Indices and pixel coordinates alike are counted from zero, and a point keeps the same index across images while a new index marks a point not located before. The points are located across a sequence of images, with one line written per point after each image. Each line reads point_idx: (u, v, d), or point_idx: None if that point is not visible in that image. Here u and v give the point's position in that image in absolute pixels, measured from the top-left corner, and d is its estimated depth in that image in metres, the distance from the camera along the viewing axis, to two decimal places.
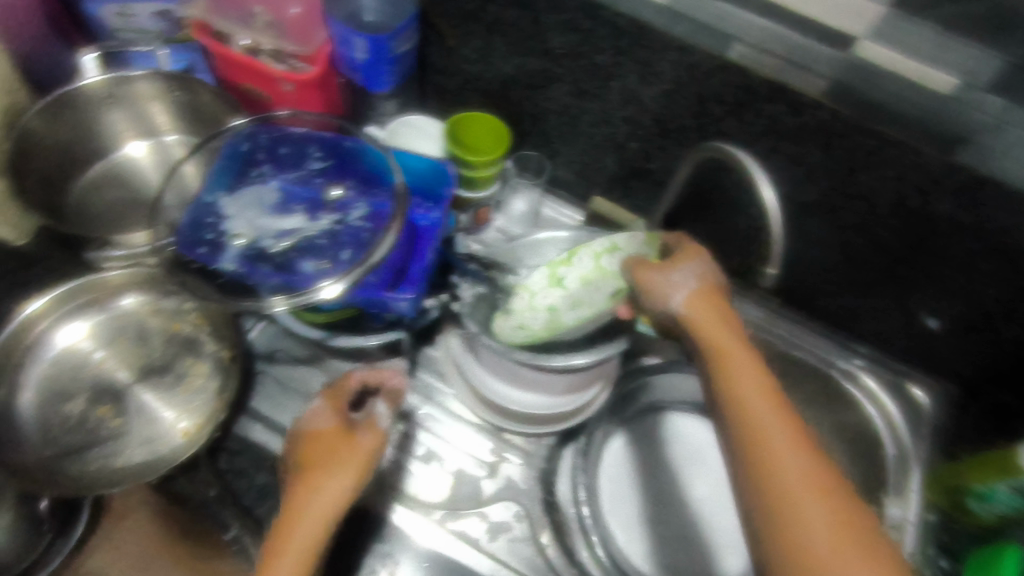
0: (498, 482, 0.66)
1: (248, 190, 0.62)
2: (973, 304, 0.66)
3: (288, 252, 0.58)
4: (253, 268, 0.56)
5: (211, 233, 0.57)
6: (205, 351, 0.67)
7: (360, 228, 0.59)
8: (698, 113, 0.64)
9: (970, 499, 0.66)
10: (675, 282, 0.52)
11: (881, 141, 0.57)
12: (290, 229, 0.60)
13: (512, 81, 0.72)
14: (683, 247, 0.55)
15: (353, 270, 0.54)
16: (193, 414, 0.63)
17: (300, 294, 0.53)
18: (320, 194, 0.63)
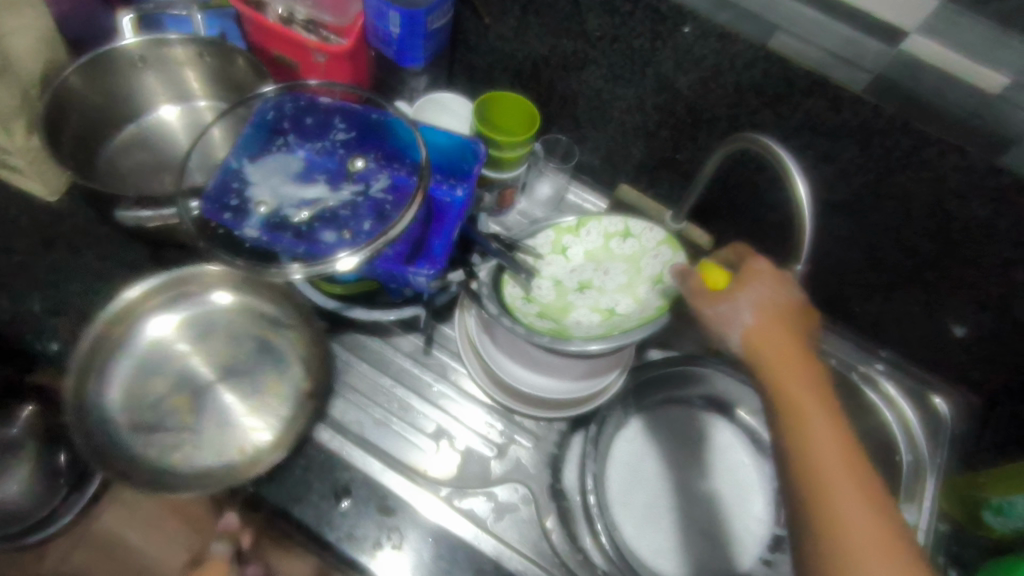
0: (506, 464, 0.65)
1: (272, 158, 0.60)
2: (1005, 312, 0.64)
3: (309, 220, 0.57)
4: (277, 236, 0.55)
5: (235, 199, 0.57)
6: (281, 356, 0.66)
7: (382, 201, 0.58)
8: (734, 103, 0.63)
9: (985, 512, 0.64)
10: (736, 312, 0.52)
11: (922, 141, 0.55)
12: (312, 198, 0.58)
13: (545, 62, 0.71)
14: (751, 269, 0.54)
15: (375, 241, 0.55)
16: (270, 420, 0.63)
17: (318, 263, 0.54)
18: (342, 164, 0.61)
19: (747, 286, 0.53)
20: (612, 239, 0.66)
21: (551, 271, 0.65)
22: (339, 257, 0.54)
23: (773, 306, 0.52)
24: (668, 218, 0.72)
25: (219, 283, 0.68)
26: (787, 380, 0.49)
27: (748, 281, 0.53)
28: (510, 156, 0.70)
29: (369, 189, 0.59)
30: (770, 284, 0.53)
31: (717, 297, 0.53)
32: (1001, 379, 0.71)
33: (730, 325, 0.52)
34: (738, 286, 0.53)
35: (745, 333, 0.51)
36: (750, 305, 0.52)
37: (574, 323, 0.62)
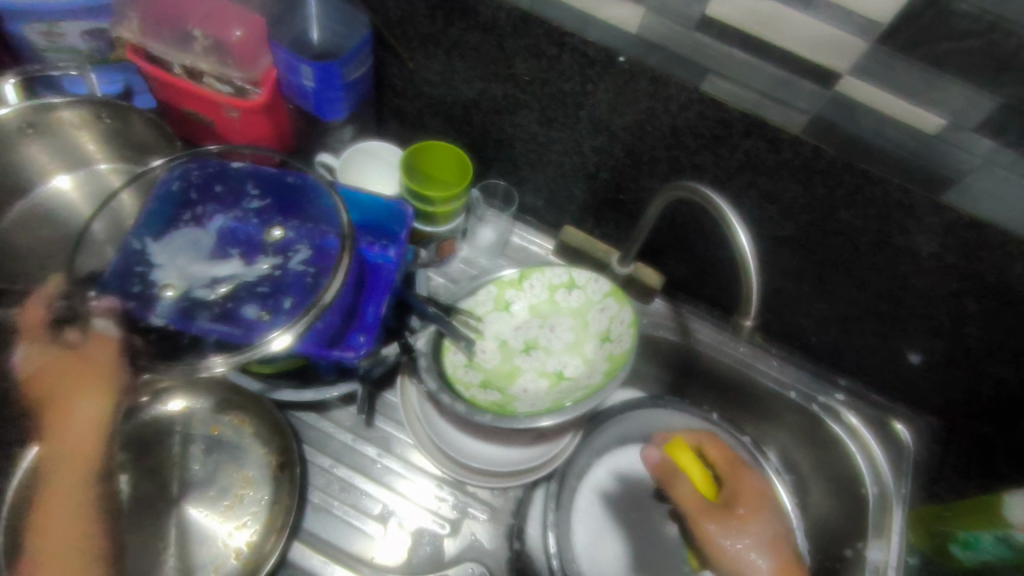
0: (460, 541, 0.61)
1: (182, 231, 0.55)
2: (957, 342, 0.64)
3: (224, 305, 0.51)
4: (190, 323, 0.49)
5: (139, 285, 0.50)
6: (249, 457, 0.60)
7: (306, 273, 0.53)
8: (672, 144, 0.60)
9: (951, 544, 0.63)
10: (750, 553, 0.54)
11: (864, 180, 0.54)
12: (227, 275, 0.53)
13: (476, 106, 0.68)
14: (742, 493, 0.57)
15: (301, 316, 0.50)
16: (246, 531, 0.56)
17: (243, 351, 0.48)
18: (259, 234, 0.56)
19: (754, 518, 0.56)
20: (556, 291, 0.62)
21: (494, 333, 0.62)
22: (270, 337, 0.49)
23: (778, 542, 0.55)
24: (615, 262, 0.70)
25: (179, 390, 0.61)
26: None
27: (751, 507, 0.56)
28: (443, 211, 0.66)
29: (290, 264, 0.54)
30: (768, 511, 0.57)
31: (724, 522, 0.55)
32: (957, 403, 0.70)
33: (747, 562, 0.54)
34: (747, 514, 0.56)
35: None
36: (760, 543, 0.54)
37: (521, 391, 0.59)
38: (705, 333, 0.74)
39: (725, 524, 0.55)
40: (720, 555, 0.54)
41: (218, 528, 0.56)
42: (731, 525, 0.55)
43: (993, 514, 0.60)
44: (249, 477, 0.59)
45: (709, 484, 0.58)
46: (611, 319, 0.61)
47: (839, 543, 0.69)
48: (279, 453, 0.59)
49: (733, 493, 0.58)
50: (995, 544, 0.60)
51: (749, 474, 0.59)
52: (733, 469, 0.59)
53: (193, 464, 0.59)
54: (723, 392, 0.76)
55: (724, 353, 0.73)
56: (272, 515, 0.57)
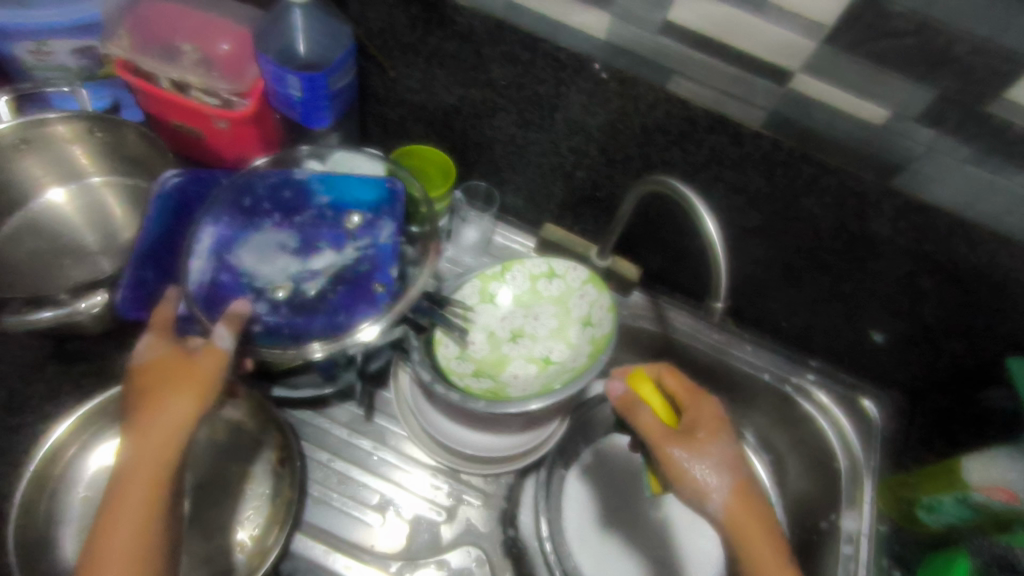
0: (457, 527, 0.64)
1: (264, 233, 0.57)
2: (915, 320, 0.68)
3: (325, 302, 0.55)
4: (302, 319, 0.54)
5: (253, 294, 0.55)
6: (249, 455, 0.62)
7: (395, 247, 0.57)
8: (643, 142, 0.64)
9: (917, 510, 0.67)
10: (710, 472, 0.55)
11: (821, 169, 0.58)
12: (322, 267, 0.56)
13: (457, 111, 0.71)
14: (703, 420, 0.58)
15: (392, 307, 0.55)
16: (249, 524, 0.58)
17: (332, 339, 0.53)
18: (339, 222, 0.58)
19: (714, 442, 0.56)
20: (538, 281, 0.66)
21: (481, 324, 0.65)
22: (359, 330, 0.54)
23: (738, 464, 0.56)
24: (596, 255, 0.74)
25: None
26: (752, 533, 0.54)
27: (711, 431, 0.57)
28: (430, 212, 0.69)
29: (379, 252, 0.57)
30: (726, 435, 0.57)
31: (687, 446, 0.56)
32: (918, 378, 0.75)
33: (707, 481, 0.55)
34: (707, 438, 0.57)
35: (723, 494, 0.55)
36: (721, 464, 0.55)
37: (511, 378, 0.62)
38: (682, 322, 0.78)
39: (685, 447, 0.56)
40: (681, 476, 0.55)
41: (221, 525, 0.58)
42: (692, 448, 0.56)
43: (952, 476, 0.64)
44: (250, 473, 0.61)
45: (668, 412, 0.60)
46: (591, 304, 0.64)
47: (814, 515, 0.73)
48: (279, 448, 0.61)
49: (694, 420, 0.58)
50: (956, 507, 0.64)
51: (707, 400, 0.59)
52: (692, 395, 0.60)
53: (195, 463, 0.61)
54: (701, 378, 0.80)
55: (700, 339, 0.77)
56: (274, 508, 0.59)
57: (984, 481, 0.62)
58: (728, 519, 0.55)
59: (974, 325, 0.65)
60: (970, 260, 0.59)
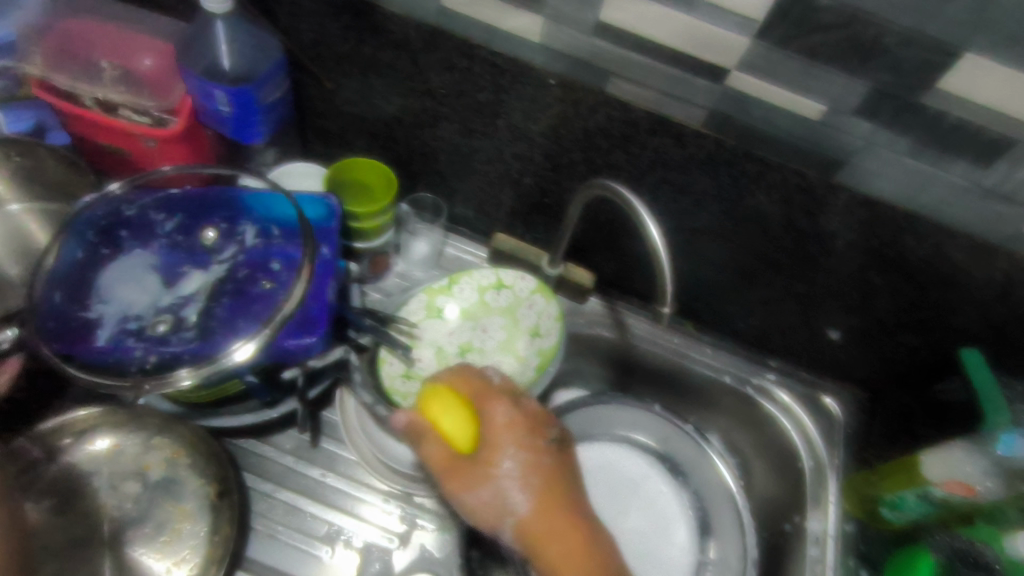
0: (411, 553, 0.61)
1: (115, 279, 0.55)
2: (868, 314, 0.68)
3: (207, 318, 0.53)
4: (201, 343, 0.51)
5: (133, 336, 0.52)
6: (184, 490, 0.58)
7: (270, 246, 0.57)
8: (586, 146, 0.62)
9: (881, 508, 0.66)
10: (502, 492, 0.52)
11: (763, 166, 0.57)
12: (195, 289, 0.55)
13: (397, 121, 0.69)
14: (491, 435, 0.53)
15: (275, 316, 0.50)
16: (185, 564, 0.55)
17: (208, 362, 0.48)
18: (195, 244, 0.57)
19: (505, 457, 0.53)
20: (486, 293, 0.64)
21: (428, 340, 0.62)
22: (232, 350, 0.49)
23: (539, 472, 0.53)
24: (545, 264, 0.72)
25: (108, 426, 0.58)
26: (556, 543, 0.51)
27: (499, 447, 0.53)
28: (373, 226, 0.67)
29: (250, 256, 0.56)
30: (522, 442, 0.54)
31: (474, 473, 0.52)
32: (876, 373, 0.74)
33: (507, 503, 0.52)
34: (495, 456, 0.52)
35: (519, 511, 0.52)
36: (514, 478, 0.52)
37: None
38: (640, 327, 0.77)
39: (474, 473, 0.52)
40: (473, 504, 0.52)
41: (156, 567, 0.55)
42: (478, 475, 0.52)
43: (913, 472, 0.63)
44: (186, 510, 0.57)
45: (468, 429, 0.52)
46: (540, 314, 0.63)
47: (781, 518, 0.73)
48: (216, 480, 0.57)
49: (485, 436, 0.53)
50: (918, 503, 0.63)
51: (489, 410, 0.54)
52: (486, 399, 0.55)
53: (126, 501, 0.57)
54: (663, 381, 0.80)
55: (659, 347, 0.77)
56: (212, 544, 0.55)
57: (943, 476, 0.60)
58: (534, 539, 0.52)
59: (925, 318, 0.65)
60: (916, 253, 0.59)
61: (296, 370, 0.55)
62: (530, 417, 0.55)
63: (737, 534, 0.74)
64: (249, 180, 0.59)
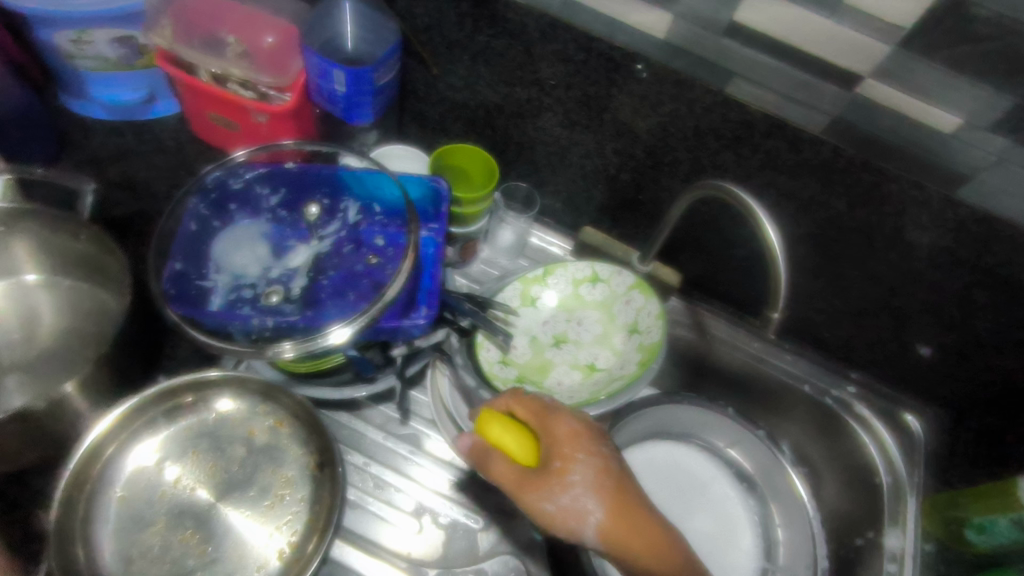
0: (493, 535, 0.62)
1: (226, 249, 0.56)
2: (965, 332, 0.66)
3: (317, 291, 0.53)
4: (312, 312, 0.52)
5: (246, 305, 0.52)
6: (288, 458, 0.60)
7: (373, 225, 0.58)
8: (693, 145, 0.62)
9: (968, 531, 0.65)
10: (581, 503, 0.48)
11: (881, 177, 0.56)
12: (301, 263, 0.55)
13: (500, 109, 0.70)
14: (558, 443, 0.50)
15: (382, 294, 0.52)
16: (287, 530, 0.56)
17: (307, 339, 0.49)
18: (299, 219, 0.58)
19: (577, 464, 0.49)
20: (581, 286, 0.65)
21: (525, 329, 0.63)
22: (331, 330, 0.48)
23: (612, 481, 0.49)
24: (636, 260, 0.72)
25: (228, 390, 0.61)
26: (639, 548, 0.48)
27: (568, 454, 0.49)
28: (473, 212, 0.67)
29: (352, 233, 0.57)
30: (589, 449, 0.50)
31: (545, 485, 0.48)
32: (964, 395, 0.73)
33: (583, 515, 0.48)
34: (567, 464, 0.49)
35: (599, 523, 0.48)
36: (589, 488, 0.48)
37: (556, 384, 0.61)
38: (720, 329, 0.78)
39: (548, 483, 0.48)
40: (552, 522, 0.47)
41: (259, 531, 0.56)
42: (553, 486, 0.48)
43: (1008, 497, 0.62)
44: (289, 477, 0.59)
45: (526, 446, 0.51)
46: (638, 310, 0.63)
47: (852, 532, 0.73)
48: (317, 452, 0.59)
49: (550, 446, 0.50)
50: (1010, 529, 0.62)
51: (556, 419, 0.52)
52: (546, 416, 0.52)
53: (235, 465, 0.59)
54: (740, 385, 0.80)
55: (742, 352, 0.77)
56: (315, 513, 0.57)
57: None
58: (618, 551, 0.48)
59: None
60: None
61: (403, 348, 0.57)
62: (592, 425, 0.52)
63: (807, 539, 0.74)
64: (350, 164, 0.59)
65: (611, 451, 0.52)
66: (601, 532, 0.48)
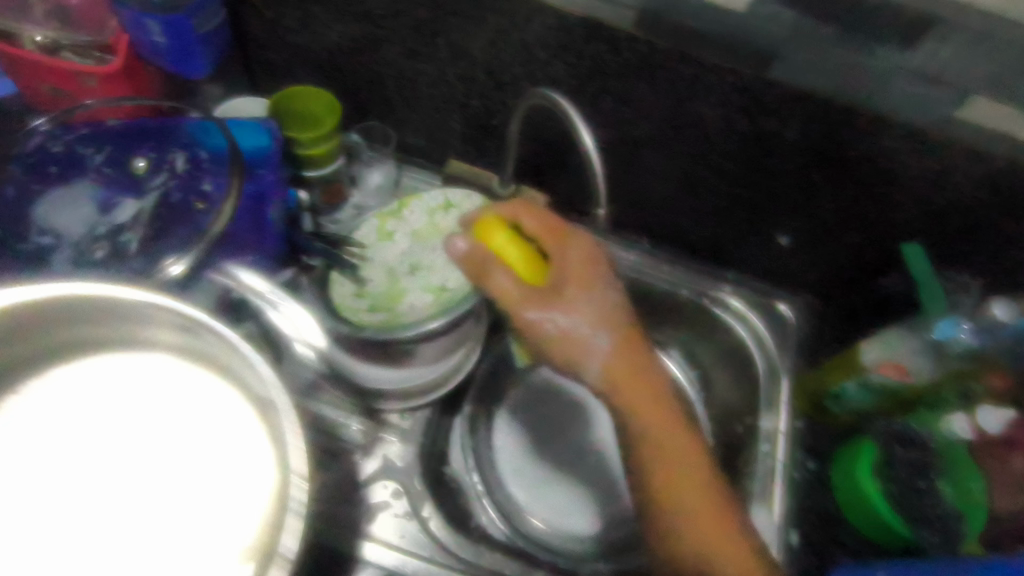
0: (375, 463, 0.64)
1: (50, 211, 0.55)
2: (813, 216, 0.69)
3: (145, 241, 0.54)
4: (143, 265, 0.52)
5: (76, 266, 0.53)
6: None
7: (202, 171, 0.57)
8: (525, 60, 0.62)
9: (828, 402, 0.68)
10: (577, 327, 0.50)
11: (697, 69, 0.58)
12: (129, 218, 0.55)
13: (341, 49, 0.69)
14: (569, 264, 0.52)
15: (206, 232, 0.52)
16: None
17: (143, 279, 0.50)
18: (127, 174, 0.57)
19: (585, 296, 0.51)
20: (436, 214, 0.65)
21: (381, 261, 0.64)
22: (167, 266, 0.51)
23: (614, 316, 0.52)
24: (496, 184, 0.72)
25: None
26: (628, 385, 0.51)
27: (574, 285, 0.51)
28: (314, 153, 0.65)
29: (181, 182, 0.56)
30: (591, 279, 0.52)
31: (548, 302, 0.50)
32: (828, 278, 0.76)
33: (580, 342, 0.50)
34: (573, 293, 0.51)
35: (603, 354, 0.51)
36: (594, 318, 0.51)
37: (407, 309, 0.60)
38: None
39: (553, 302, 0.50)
40: (552, 344, 0.51)
41: None
42: (556, 306, 0.50)
43: (852, 361, 0.64)
44: None
45: (526, 261, 0.50)
46: None
47: (734, 420, 0.77)
48: None
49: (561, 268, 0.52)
50: (862, 392, 0.64)
51: (573, 244, 0.53)
52: (542, 239, 0.52)
53: None
54: None
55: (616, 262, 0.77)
56: None
57: (879, 360, 0.62)
58: (607, 379, 0.51)
59: (868, 216, 0.66)
60: (853, 147, 0.59)
61: (247, 288, 0.59)
62: (597, 256, 0.53)
63: None
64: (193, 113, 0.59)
65: (616, 285, 0.53)
66: (602, 362, 0.51)
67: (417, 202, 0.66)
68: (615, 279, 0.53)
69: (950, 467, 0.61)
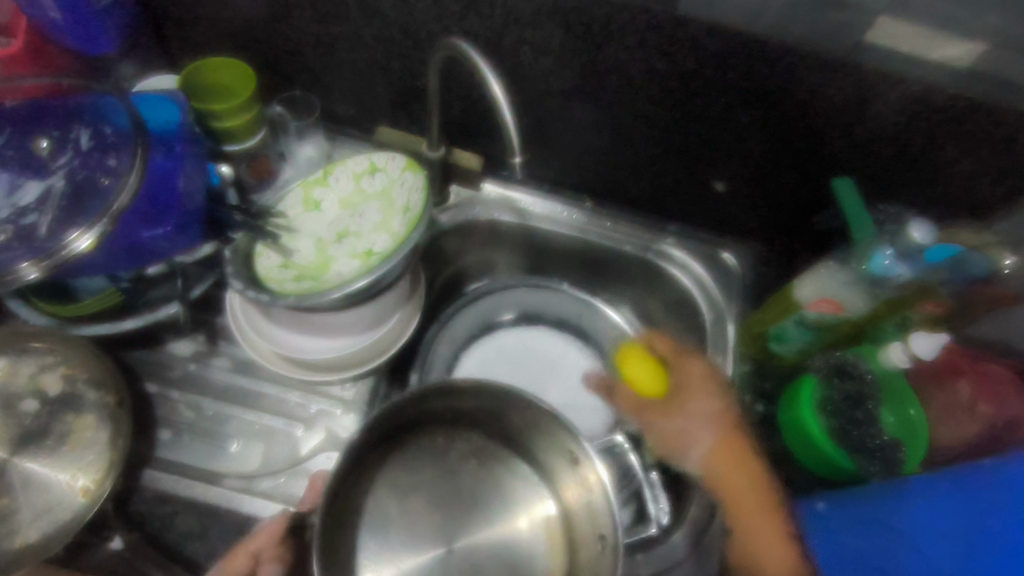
0: (318, 436, 0.63)
1: None
2: (746, 158, 0.68)
3: (50, 222, 0.52)
4: (47, 242, 0.51)
5: None
6: (85, 403, 0.58)
7: (106, 146, 0.55)
8: (438, 14, 0.61)
9: (771, 343, 0.68)
10: (688, 432, 0.62)
11: (610, 10, 0.56)
12: (34, 199, 0.54)
13: (253, 18, 0.67)
14: (686, 376, 0.63)
15: (109, 208, 0.51)
16: (90, 469, 0.56)
17: (51, 256, 0.49)
18: (31, 156, 0.56)
19: (697, 394, 0.62)
20: (361, 179, 0.64)
21: (308, 233, 0.63)
22: (73, 239, 0.49)
23: (724, 415, 0.62)
24: (426, 148, 0.70)
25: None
26: (731, 472, 0.59)
27: (695, 387, 0.63)
28: (235, 125, 0.65)
29: (85, 159, 0.55)
30: (710, 394, 0.62)
31: (664, 411, 0.62)
32: (767, 221, 0.76)
33: (687, 440, 0.62)
34: (688, 398, 0.62)
35: (707, 446, 0.61)
36: (699, 420, 0.62)
37: (334, 276, 0.59)
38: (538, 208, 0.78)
39: (675, 421, 0.62)
40: (668, 439, 0.62)
41: (61, 475, 0.56)
42: (672, 410, 0.62)
43: (789, 300, 0.64)
44: (89, 421, 0.58)
45: (656, 376, 0.62)
46: (410, 191, 0.62)
47: None
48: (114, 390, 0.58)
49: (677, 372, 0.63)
50: (800, 330, 0.64)
51: (693, 360, 0.63)
52: (682, 360, 0.64)
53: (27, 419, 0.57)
54: (573, 259, 0.81)
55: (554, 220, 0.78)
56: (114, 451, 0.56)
57: (814, 296, 0.61)
58: (715, 483, 0.60)
59: (798, 152, 0.65)
60: (773, 79, 0.58)
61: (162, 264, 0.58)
62: (717, 375, 0.64)
63: None
64: (96, 88, 0.57)
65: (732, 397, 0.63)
66: (698, 462, 0.61)
67: (342, 166, 0.65)
68: (732, 396, 0.63)
69: (889, 396, 0.63)
